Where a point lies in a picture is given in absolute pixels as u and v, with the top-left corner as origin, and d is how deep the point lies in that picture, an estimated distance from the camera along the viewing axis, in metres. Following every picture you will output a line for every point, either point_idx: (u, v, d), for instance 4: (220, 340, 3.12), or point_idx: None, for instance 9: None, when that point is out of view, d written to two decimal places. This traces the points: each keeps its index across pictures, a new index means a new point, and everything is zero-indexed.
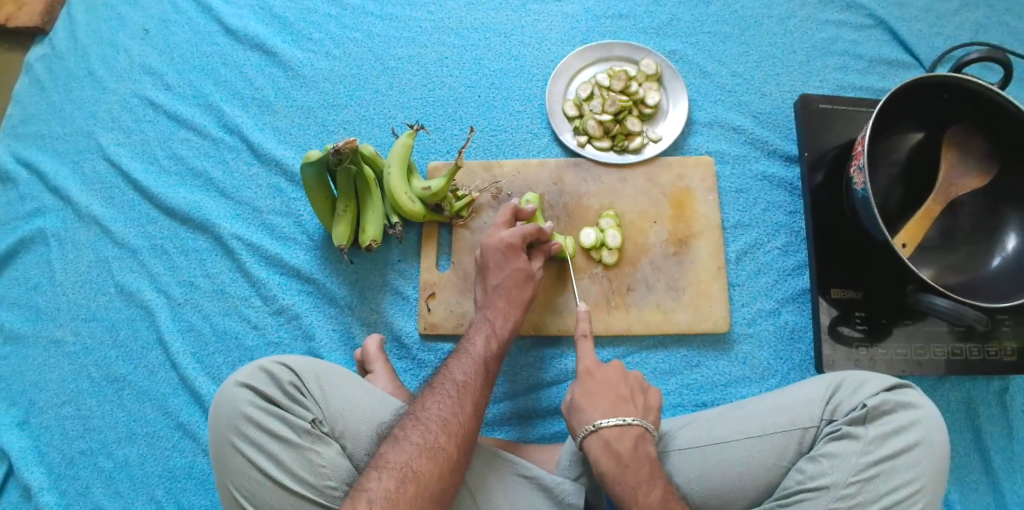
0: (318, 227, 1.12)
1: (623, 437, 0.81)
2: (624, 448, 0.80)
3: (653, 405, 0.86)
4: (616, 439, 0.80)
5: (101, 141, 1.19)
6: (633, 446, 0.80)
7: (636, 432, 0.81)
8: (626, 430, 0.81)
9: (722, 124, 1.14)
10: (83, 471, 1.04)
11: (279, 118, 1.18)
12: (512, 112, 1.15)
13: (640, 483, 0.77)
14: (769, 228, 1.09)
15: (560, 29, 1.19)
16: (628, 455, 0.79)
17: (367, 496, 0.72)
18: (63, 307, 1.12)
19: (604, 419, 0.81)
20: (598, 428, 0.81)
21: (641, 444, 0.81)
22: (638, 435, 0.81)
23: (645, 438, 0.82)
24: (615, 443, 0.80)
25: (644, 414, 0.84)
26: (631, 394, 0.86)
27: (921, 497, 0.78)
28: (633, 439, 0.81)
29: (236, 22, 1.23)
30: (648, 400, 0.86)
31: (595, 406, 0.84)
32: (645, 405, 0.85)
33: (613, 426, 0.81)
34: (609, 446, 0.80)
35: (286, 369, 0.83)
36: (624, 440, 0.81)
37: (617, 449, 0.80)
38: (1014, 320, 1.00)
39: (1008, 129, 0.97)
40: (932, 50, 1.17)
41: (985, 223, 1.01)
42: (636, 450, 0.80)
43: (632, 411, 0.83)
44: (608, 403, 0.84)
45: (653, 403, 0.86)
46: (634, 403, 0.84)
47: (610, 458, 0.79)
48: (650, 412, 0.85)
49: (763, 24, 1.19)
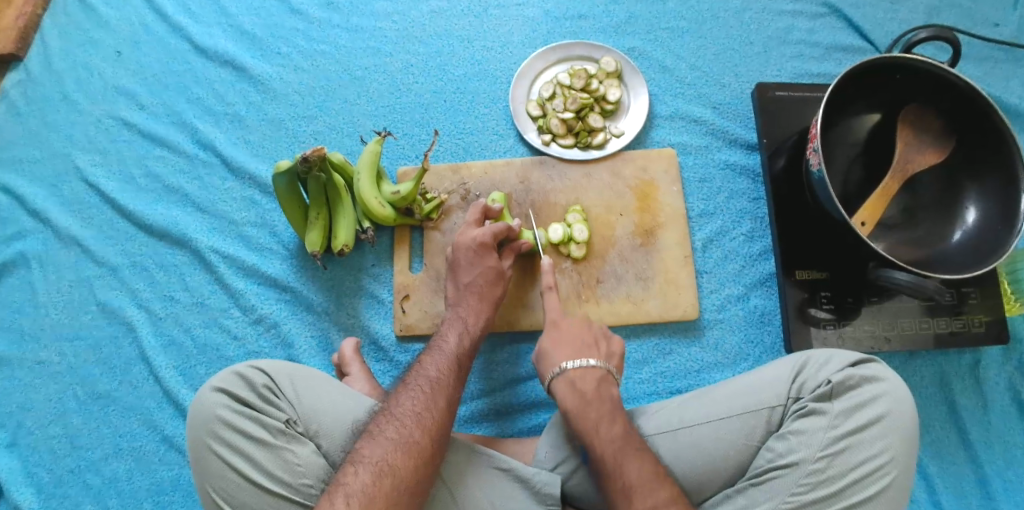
0: (293, 237, 1.14)
1: (586, 378, 0.86)
2: (588, 387, 0.85)
3: (617, 352, 0.92)
4: (580, 378, 0.86)
5: (78, 164, 1.22)
6: (595, 386, 0.86)
7: (599, 373, 0.87)
8: (590, 372, 0.87)
9: (683, 116, 1.16)
10: (73, 488, 1.05)
11: (251, 132, 1.21)
12: (479, 115, 1.18)
13: (602, 416, 0.82)
14: (733, 215, 1.11)
15: (522, 32, 1.22)
16: (591, 393, 0.85)
17: (344, 490, 0.73)
18: (47, 328, 1.14)
19: (568, 361, 0.88)
20: (563, 369, 0.88)
21: (604, 385, 0.86)
22: (601, 377, 0.87)
23: (608, 380, 0.87)
24: (579, 384, 0.86)
25: (606, 358, 0.90)
26: (595, 341, 0.92)
27: (891, 468, 0.80)
28: (596, 379, 0.86)
29: (206, 41, 1.26)
30: (612, 348, 0.92)
31: (561, 352, 0.90)
32: (609, 351, 0.92)
33: (577, 367, 0.87)
34: (573, 386, 0.86)
35: (260, 372, 0.84)
36: (588, 380, 0.86)
37: (581, 389, 0.85)
38: (980, 293, 1.03)
39: (958, 104, 1.00)
40: (887, 35, 1.20)
41: (944, 196, 1.02)
42: (599, 390, 0.85)
43: (594, 355, 0.89)
44: (573, 348, 0.90)
45: (616, 350, 0.92)
46: (597, 348, 0.91)
47: (574, 397, 0.85)
48: (613, 357, 0.91)
49: (720, 17, 1.22)
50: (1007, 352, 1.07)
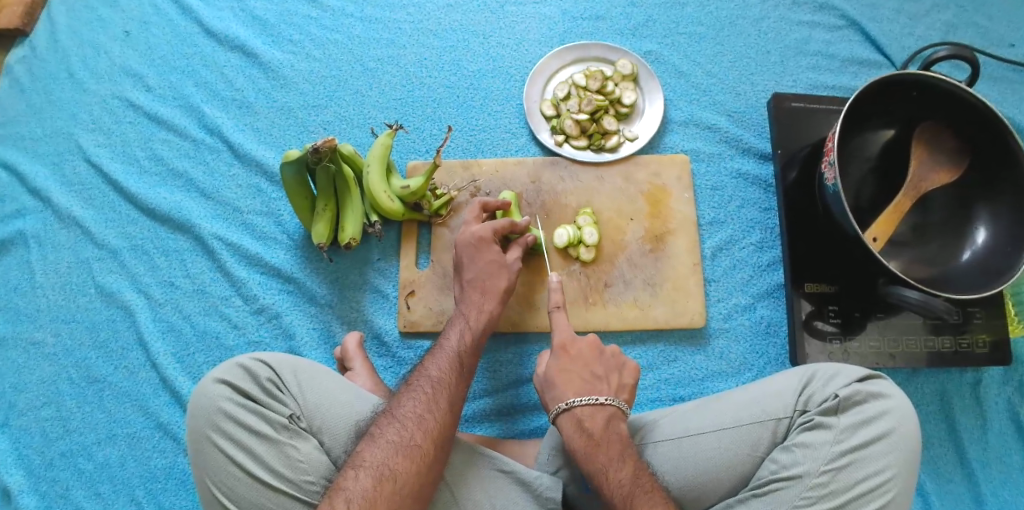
0: (298, 227, 1.13)
1: (594, 415, 0.83)
2: (596, 427, 0.83)
3: (627, 384, 0.90)
4: (588, 417, 0.83)
5: (81, 142, 1.20)
6: (604, 425, 0.83)
7: (608, 412, 0.84)
8: (599, 410, 0.84)
9: (697, 123, 1.16)
10: (63, 472, 1.04)
11: (259, 118, 1.19)
12: (491, 113, 1.17)
13: (611, 460, 0.79)
14: (743, 225, 1.11)
15: (538, 31, 1.21)
16: (599, 434, 0.82)
17: (344, 495, 0.72)
18: (43, 308, 1.12)
19: (577, 398, 0.85)
20: (570, 406, 0.84)
21: (613, 423, 0.83)
22: (610, 415, 0.84)
23: (617, 417, 0.85)
24: (587, 422, 0.83)
25: (616, 393, 0.87)
26: (605, 374, 0.89)
27: (892, 485, 0.79)
28: (606, 418, 0.83)
29: (217, 24, 1.24)
30: (623, 379, 0.90)
31: (568, 387, 0.86)
32: (619, 384, 0.89)
33: (586, 404, 0.84)
34: (580, 424, 0.83)
35: (264, 365, 0.83)
36: (596, 419, 0.83)
37: (588, 428, 0.82)
38: (985, 313, 1.03)
39: (974, 125, 0.99)
40: (904, 50, 1.19)
41: (954, 216, 1.02)
42: (607, 429, 0.82)
43: (604, 391, 0.86)
44: (580, 383, 0.87)
45: (626, 382, 0.90)
46: (607, 382, 0.88)
47: (582, 436, 0.82)
48: (623, 390, 0.89)
49: (738, 25, 1.21)
50: (1009, 373, 1.07)
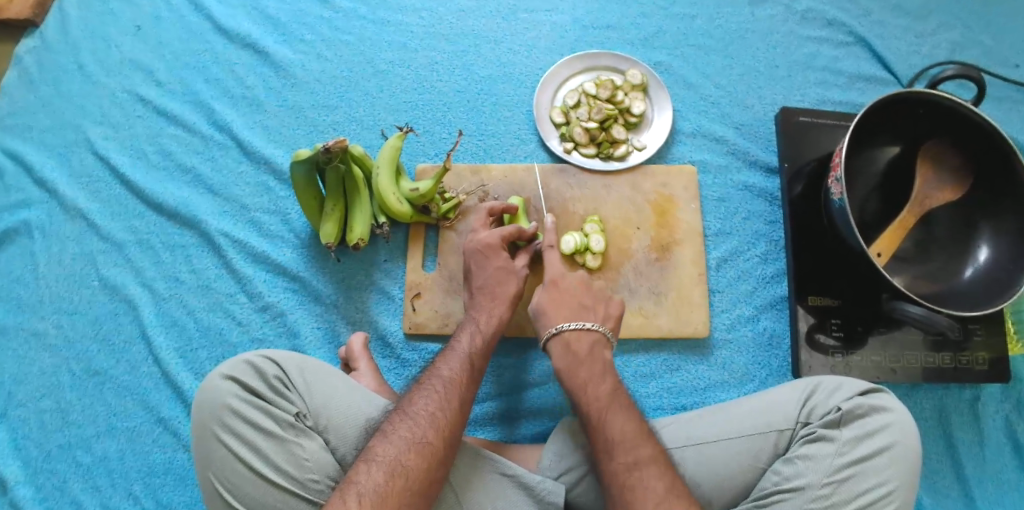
0: (305, 226, 1.13)
1: (581, 339, 0.88)
2: (581, 350, 0.87)
3: (613, 314, 0.93)
4: (575, 340, 0.88)
5: (90, 135, 1.20)
6: (589, 349, 0.87)
7: (594, 336, 0.88)
8: (585, 334, 0.88)
9: (705, 134, 1.17)
10: (61, 465, 1.03)
11: (269, 117, 1.19)
12: (501, 118, 1.18)
13: (591, 377, 0.84)
14: (748, 237, 1.12)
15: (549, 38, 1.22)
16: (583, 355, 0.86)
17: (356, 489, 0.72)
18: (46, 300, 1.11)
19: (566, 323, 0.89)
20: (559, 330, 0.88)
21: (598, 348, 0.87)
22: (595, 340, 0.88)
23: (602, 344, 0.89)
24: (573, 345, 0.87)
25: (602, 321, 0.91)
26: (593, 304, 0.92)
27: (895, 498, 0.79)
28: (592, 343, 0.88)
29: (229, 22, 1.24)
30: (610, 310, 0.93)
31: (558, 313, 0.91)
32: (606, 313, 0.92)
33: (574, 329, 0.88)
34: (568, 347, 0.87)
35: (271, 363, 0.83)
36: (582, 342, 0.88)
37: (575, 349, 0.87)
38: (986, 330, 1.04)
39: (980, 144, 1.00)
40: (910, 68, 1.21)
41: (957, 233, 1.03)
42: (592, 352, 0.87)
43: (590, 318, 0.90)
44: (569, 311, 0.91)
45: (613, 312, 0.93)
46: (594, 311, 0.91)
47: (567, 358, 0.86)
48: (610, 320, 0.92)
49: (747, 38, 1.22)
50: (1007, 390, 1.08)
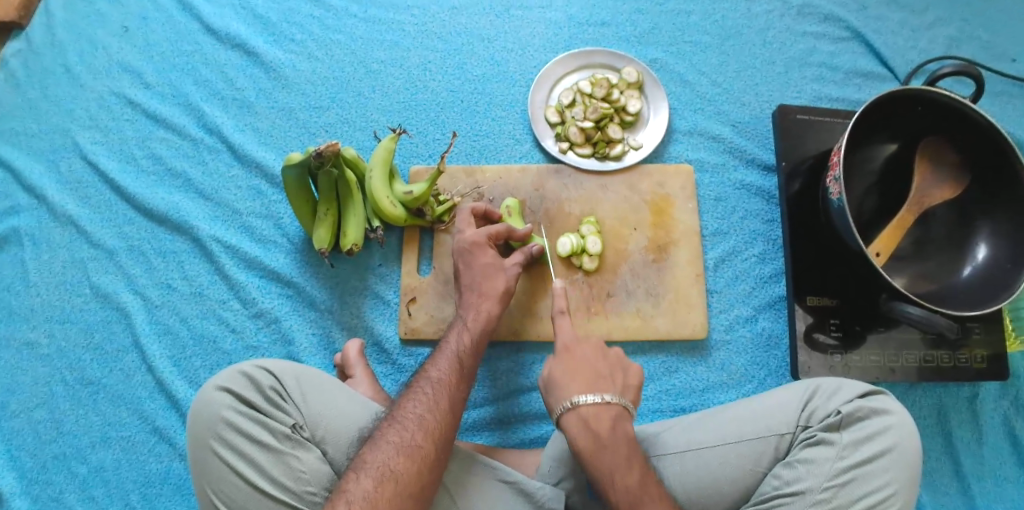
0: (298, 230, 1.11)
1: (599, 415, 0.79)
2: (603, 430, 0.79)
3: (632, 384, 0.84)
4: (595, 418, 0.79)
5: (78, 139, 1.18)
6: (612, 427, 0.79)
7: (614, 411, 0.80)
8: (605, 410, 0.80)
9: (702, 132, 1.16)
10: (56, 475, 1.02)
11: (260, 119, 1.17)
12: (495, 118, 1.16)
13: (617, 465, 0.77)
14: (746, 236, 1.11)
15: (543, 35, 1.20)
16: (606, 436, 0.78)
17: (346, 497, 0.71)
18: (37, 308, 1.10)
19: (582, 397, 0.80)
20: (575, 405, 0.80)
21: (620, 423, 0.80)
22: (617, 414, 0.80)
23: (623, 417, 0.80)
24: (593, 422, 0.79)
25: (622, 392, 0.82)
26: (610, 372, 0.84)
27: (895, 501, 0.79)
28: (612, 418, 0.79)
29: (217, 21, 1.22)
30: (627, 379, 0.84)
31: (573, 384, 0.82)
32: (624, 383, 0.83)
33: (592, 404, 0.80)
34: (586, 424, 0.79)
35: (266, 372, 0.82)
36: (602, 421, 0.79)
37: (593, 428, 0.79)
38: (984, 328, 1.03)
39: (978, 142, 0.99)
40: (908, 63, 1.20)
41: (956, 232, 1.03)
42: (614, 430, 0.79)
43: (609, 389, 0.82)
44: (586, 382, 0.82)
45: (631, 381, 0.84)
46: (612, 380, 0.83)
47: (588, 438, 0.78)
48: (629, 391, 0.83)
49: (743, 34, 1.21)
50: (1005, 387, 1.08)
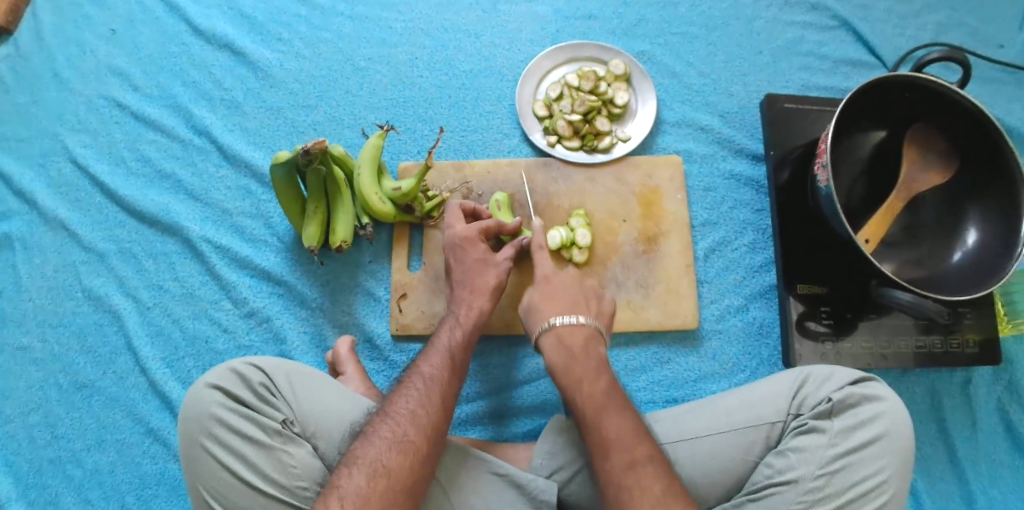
0: (288, 229, 1.12)
1: (574, 334, 0.87)
2: (575, 343, 0.86)
3: (606, 311, 0.93)
4: (569, 335, 0.87)
5: (67, 143, 1.18)
6: (584, 343, 0.86)
7: (588, 331, 0.87)
8: (578, 329, 0.87)
9: (690, 123, 1.16)
10: (52, 479, 1.02)
11: (248, 119, 1.17)
12: (483, 113, 1.16)
13: (586, 373, 0.82)
14: (736, 226, 1.11)
15: (530, 30, 1.20)
16: (579, 351, 0.85)
17: (339, 493, 0.71)
18: (30, 313, 1.10)
19: (558, 317, 0.88)
20: (552, 325, 0.88)
21: (593, 342, 0.87)
22: (589, 334, 0.87)
23: (596, 338, 0.88)
24: (567, 339, 0.86)
25: (596, 317, 0.90)
26: (585, 300, 0.92)
27: (887, 487, 0.79)
28: (584, 337, 0.87)
29: (204, 23, 1.22)
30: (603, 307, 0.93)
31: (550, 307, 0.90)
32: (599, 310, 0.92)
33: (568, 323, 0.87)
34: (561, 341, 0.86)
35: (256, 369, 0.82)
36: (577, 337, 0.87)
37: (569, 345, 0.86)
38: (976, 313, 1.03)
39: (965, 127, 0.99)
40: (896, 51, 1.19)
41: (945, 218, 1.03)
42: (587, 347, 0.86)
43: (584, 313, 0.89)
44: (562, 305, 0.90)
45: (605, 310, 0.93)
46: (587, 306, 0.91)
47: (561, 353, 0.85)
48: (602, 316, 0.92)
49: (730, 25, 1.21)
50: (998, 372, 1.08)
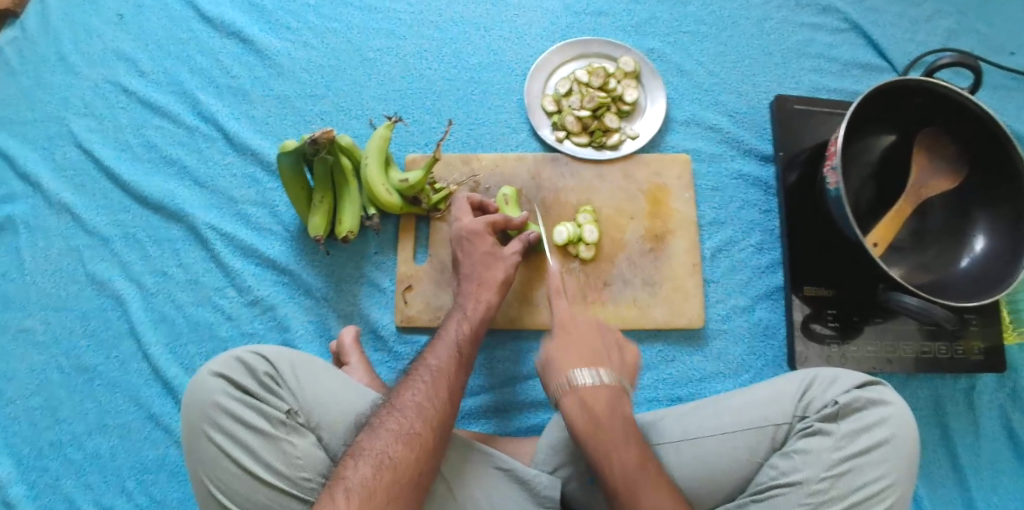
0: (294, 218, 1.11)
1: (598, 394, 0.79)
2: (599, 405, 0.78)
3: (629, 363, 0.86)
4: (593, 395, 0.79)
5: (73, 127, 1.17)
6: (609, 405, 0.79)
7: (612, 389, 0.80)
8: (602, 387, 0.79)
9: (699, 122, 1.15)
10: (52, 463, 1.02)
11: (255, 107, 1.17)
12: (492, 106, 1.16)
13: (617, 443, 0.76)
14: (743, 226, 1.11)
15: (540, 24, 1.20)
16: (604, 414, 0.78)
17: (344, 484, 0.70)
18: (33, 296, 1.09)
19: (580, 374, 0.80)
20: (575, 385, 0.79)
21: (617, 403, 0.79)
22: (615, 392, 0.80)
23: (621, 397, 0.80)
24: (591, 402, 0.78)
25: (619, 371, 0.83)
26: (608, 351, 0.84)
27: (891, 493, 0.78)
28: (610, 397, 0.79)
29: (213, 10, 1.22)
30: (625, 358, 0.86)
31: (570, 361, 0.82)
32: (622, 361, 0.85)
33: (590, 382, 0.79)
34: (584, 403, 0.78)
35: (260, 358, 0.82)
36: (599, 397, 0.79)
37: (592, 407, 0.78)
38: (981, 320, 1.03)
39: (974, 133, 0.99)
40: (906, 55, 1.19)
41: (952, 223, 1.03)
42: (613, 410, 0.78)
43: (606, 366, 0.82)
44: (582, 357, 0.82)
45: (628, 361, 0.86)
46: (610, 358, 0.83)
47: (584, 415, 0.78)
48: (625, 367, 0.85)
49: (741, 25, 1.21)
50: (1002, 379, 1.07)
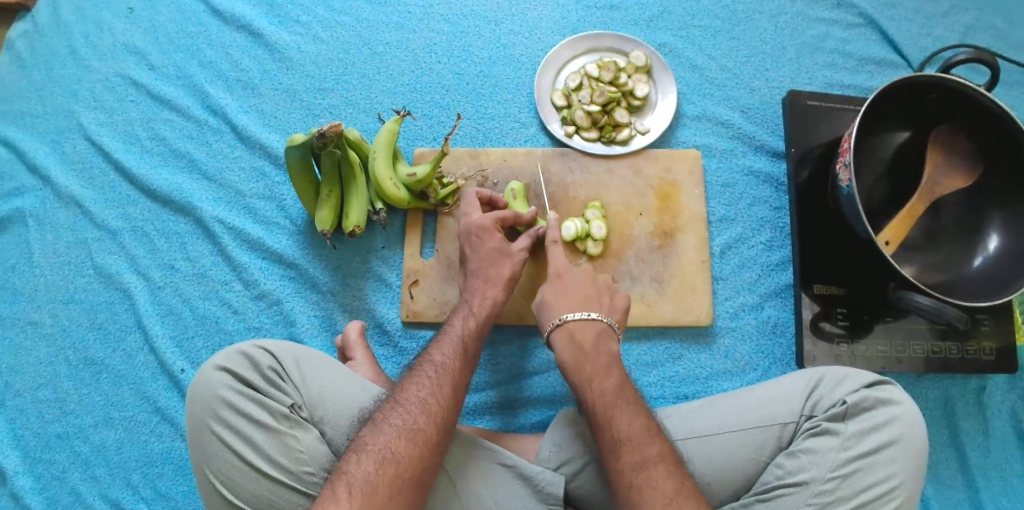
0: (301, 212, 1.11)
1: (585, 330, 0.86)
2: (586, 339, 0.85)
3: (619, 308, 0.92)
4: (580, 330, 0.86)
5: (82, 120, 1.17)
6: (595, 340, 0.85)
7: (600, 326, 0.86)
8: (590, 323, 0.86)
9: (710, 118, 1.14)
10: (59, 455, 1.02)
11: (264, 100, 1.17)
12: (500, 101, 1.15)
13: (597, 371, 0.82)
14: (753, 223, 1.10)
15: (550, 18, 1.19)
16: (589, 347, 0.85)
17: (347, 479, 0.70)
18: (42, 289, 1.10)
19: (569, 313, 0.87)
20: (564, 321, 0.86)
21: (604, 339, 0.86)
22: (601, 329, 0.86)
23: (607, 334, 0.87)
24: (579, 335, 0.85)
25: (609, 313, 0.89)
26: (598, 295, 0.91)
27: (898, 493, 0.77)
28: (596, 332, 0.86)
29: (223, 3, 1.21)
30: (615, 303, 0.92)
31: (561, 304, 0.89)
32: (611, 305, 0.91)
33: (579, 319, 0.86)
34: (573, 338, 0.85)
35: (264, 352, 0.82)
36: (588, 332, 0.86)
37: (579, 341, 0.85)
38: (993, 320, 1.02)
39: (992, 131, 0.97)
40: (921, 51, 1.17)
41: (967, 223, 1.01)
42: (598, 343, 0.85)
43: (596, 309, 0.88)
44: (574, 302, 0.89)
45: (619, 306, 0.92)
46: (600, 302, 0.90)
47: (572, 348, 0.85)
48: (615, 312, 0.90)
49: (753, 19, 1.19)
50: (1013, 381, 1.06)
